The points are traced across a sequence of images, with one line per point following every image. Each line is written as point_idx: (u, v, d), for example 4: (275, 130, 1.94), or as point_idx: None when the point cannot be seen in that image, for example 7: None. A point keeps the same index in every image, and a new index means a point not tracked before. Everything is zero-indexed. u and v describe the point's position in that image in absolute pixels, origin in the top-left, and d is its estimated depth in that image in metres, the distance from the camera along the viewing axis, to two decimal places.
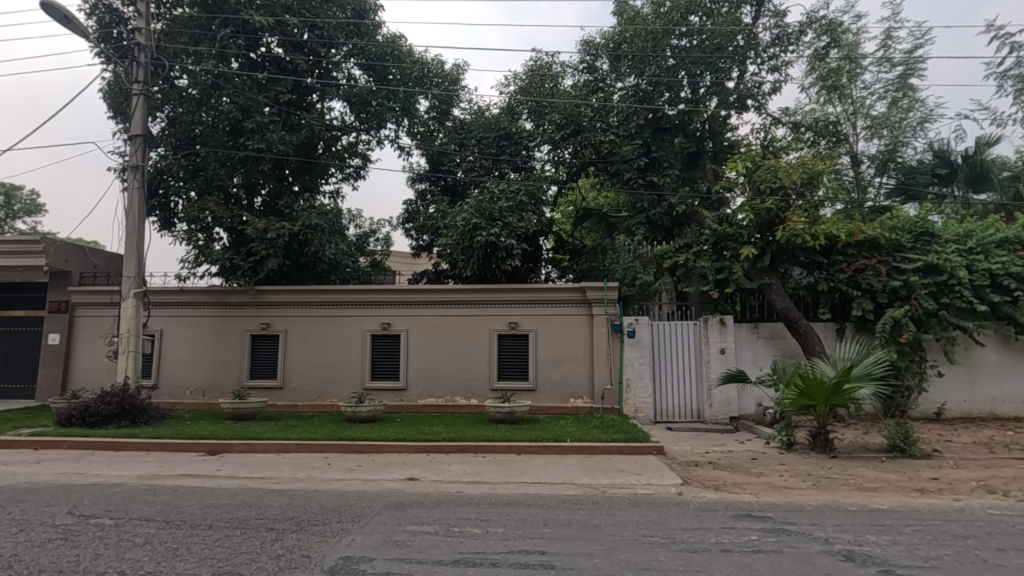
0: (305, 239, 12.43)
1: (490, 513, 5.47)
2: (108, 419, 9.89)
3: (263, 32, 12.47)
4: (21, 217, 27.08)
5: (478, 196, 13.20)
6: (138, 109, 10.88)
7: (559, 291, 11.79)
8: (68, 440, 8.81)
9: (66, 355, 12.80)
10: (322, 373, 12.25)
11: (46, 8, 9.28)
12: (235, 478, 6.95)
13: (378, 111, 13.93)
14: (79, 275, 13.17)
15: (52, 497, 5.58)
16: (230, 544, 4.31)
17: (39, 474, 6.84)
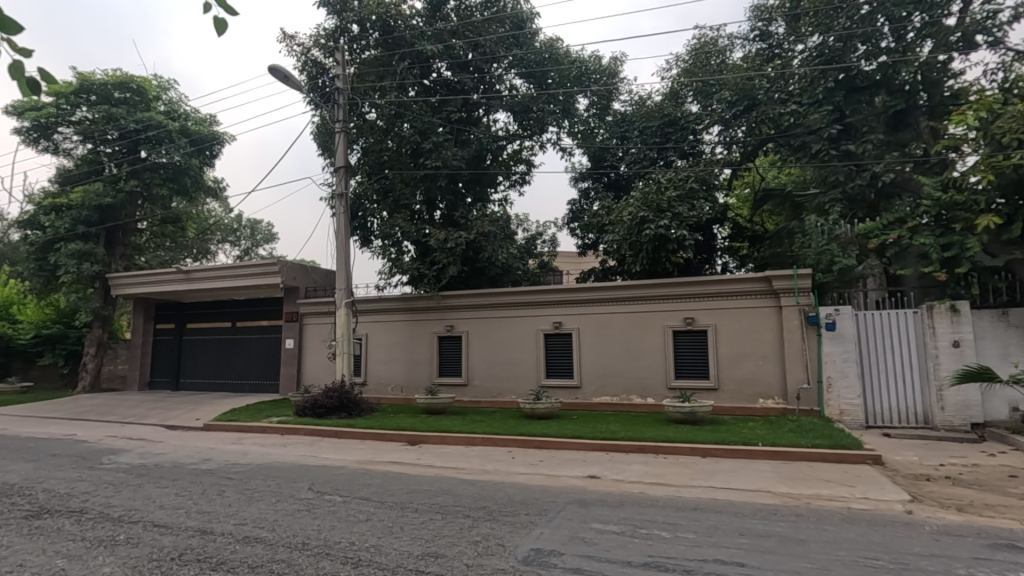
0: (480, 246, 13.43)
1: (677, 516, 5.24)
2: (332, 410, 11.64)
3: (434, 58, 13.60)
4: (262, 244, 33.43)
5: (645, 188, 12.78)
6: (341, 145, 12.65)
7: (740, 282, 10.88)
8: (304, 428, 10.56)
9: (299, 357, 15.39)
10: (501, 371, 12.94)
11: (272, 71, 11.27)
12: (432, 467, 7.67)
13: (540, 116, 14.37)
14: (305, 290, 15.75)
15: (298, 474, 6.74)
16: (434, 526, 4.76)
17: (287, 455, 8.32)
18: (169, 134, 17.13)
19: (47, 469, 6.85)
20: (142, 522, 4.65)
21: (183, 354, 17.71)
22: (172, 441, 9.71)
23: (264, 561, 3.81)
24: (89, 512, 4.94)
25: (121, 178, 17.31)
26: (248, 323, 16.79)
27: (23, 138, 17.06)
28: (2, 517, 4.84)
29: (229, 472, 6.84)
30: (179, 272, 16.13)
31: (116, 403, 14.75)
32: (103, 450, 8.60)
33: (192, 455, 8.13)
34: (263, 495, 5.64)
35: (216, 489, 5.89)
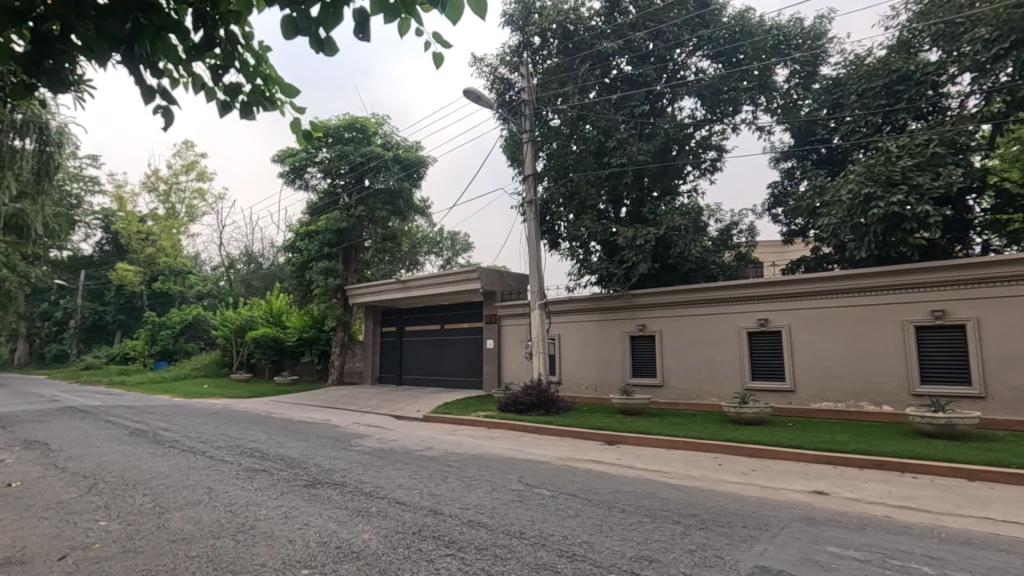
0: (671, 241, 12.93)
1: (943, 550, 4.34)
2: (531, 407, 12.23)
3: (614, 56, 13.53)
4: (461, 253, 36.74)
5: (868, 160, 10.95)
6: (529, 154, 13.29)
7: (1013, 264, 8.72)
8: (508, 422, 11.27)
9: (499, 356, 16.50)
10: (699, 372, 12.23)
11: (466, 94, 12.30)
12: (634, 468, 7.56)
13: (731, 97, 13.31)
14: (501, 293, 16.87)
15: (507, 466, 7.21)
16: (645, 530, 4.66)
17: (495, 448, 8.95)
18: (385, 162, 20.09)
19: (315, 447, 8.41)
20: (387, 498, 5.41)
21: (403, 354, 20.29)
22: (401, 429, 11.16)
23: (488, 545, 4.12)
24: (347, 486, 5.92)
25: (352, 206, 20.46)
26: (455, 326, 18.56)
27: (285, 180, 21.26)
28: (290, 484, 6.06)
29: (449, 460, 7.60)
30: (398, 282, 18.47)
31: (357, 395, 17.51)
32: (351, 434, 10.27)
33: (418, 443, 9.24)
34: (480, 483, 6.15)
35: (441, 474, 6.60)
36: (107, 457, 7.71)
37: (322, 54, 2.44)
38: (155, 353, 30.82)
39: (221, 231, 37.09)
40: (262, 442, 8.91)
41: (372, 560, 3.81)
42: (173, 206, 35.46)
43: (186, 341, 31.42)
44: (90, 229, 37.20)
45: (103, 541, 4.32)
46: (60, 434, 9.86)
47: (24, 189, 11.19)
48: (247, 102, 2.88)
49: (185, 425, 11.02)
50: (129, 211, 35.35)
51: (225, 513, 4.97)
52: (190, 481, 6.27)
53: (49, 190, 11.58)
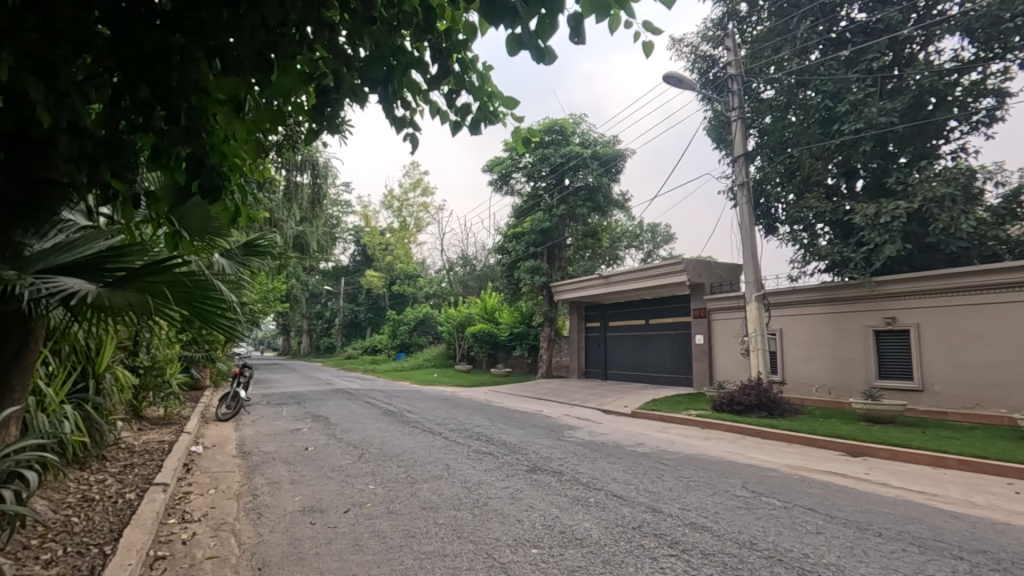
0: (930, 215, 10.71)
1: None
2: (750, 408, 11.20)
3: (842, 6, 11.80)
4: (662, 245, 35.54)
5: None
6: (738, 133, 12.26)
7: None
8: (725, 424, 10.52)
9: (710, 353, 15.53)
10: (977, 375, 9.85)
11: (666, 79, 11.84)
12: (888, 486, 6.40)
13: (1018, 25, 10.42)
14: (710, 286, 15.86)
15: (728, 470, 6.73)
16: (913, 561, 3.91)
17: (713, 449, 8.44)
18: (584, 161, 20.50)
19: (532, 436, 8.94)
20: (605, 491, 5.49)
21: (608, 348, 20.38)
22: (610, 423, 11.24)
23: (715, 551, 3.90)
24: (565, 475, 6.16)
25: (554, 206, 21.24)
26: (660, 320, 18.03)
27: (494, 188, 23.06)
28: (513, 468, 6.54)
29: (663, 458, 7.40)
30: (600, 277, 18.60)
31: (565, 388, 18.15)
32: (563, 425, 10.67)
33: (629, 438, 9.19)
34: (699, 485, 5.84)
35: (656, 472, 6.46)
36: (369, 432, 9.30)
37: (542, 63, 2.57)
38: (396, 346, 36.13)
39: (442, 238, 41.79)
40: (486, 428, 9.79)
41: (595, 549, 3.91)
42: (405, 220, 41.12)
43: (418, 335, 36.19)
44: (346, 244, 45.25)
45: (373, 501, 5.22)
46: (336, 411, 12.21)
47: (305, 216, 14.14)
48: (474, 118, 3.19)
49: (424, 409, 12.70)
50: (373, 226, 42.01)
51: (462, 489, 5.58)
52: (432, 457, 7.21)
53: (321, 214, 14.40)
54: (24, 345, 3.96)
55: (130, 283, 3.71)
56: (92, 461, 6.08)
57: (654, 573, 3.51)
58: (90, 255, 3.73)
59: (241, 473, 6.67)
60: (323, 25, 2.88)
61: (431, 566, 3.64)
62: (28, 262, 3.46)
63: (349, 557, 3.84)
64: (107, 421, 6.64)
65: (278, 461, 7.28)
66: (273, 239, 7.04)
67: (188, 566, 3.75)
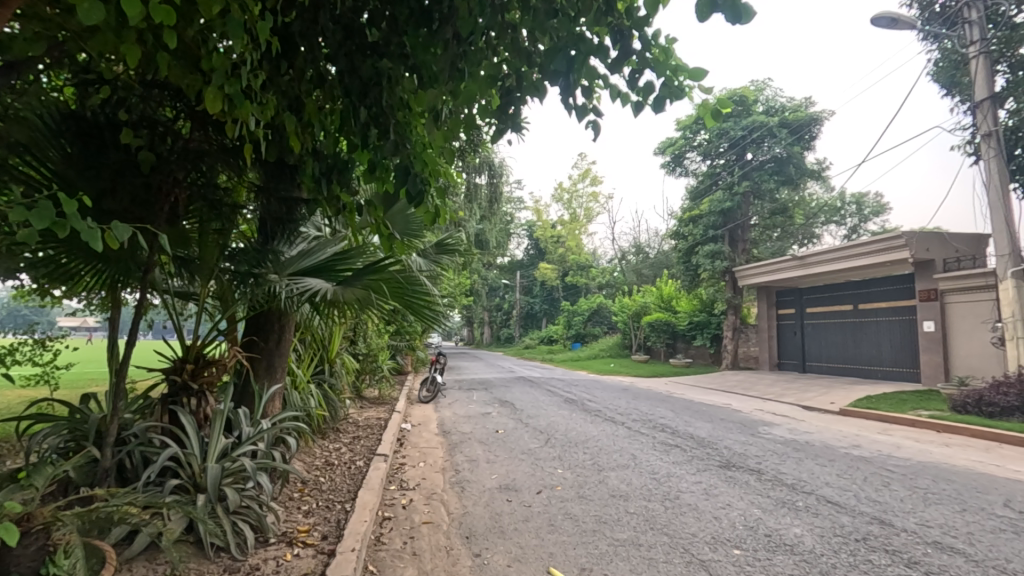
0: None
1: None
2: (1009, 411, 9.06)
3: None
4: (871, 217, 30.40)
5: None
6: (980, 72, 10.06)
7: None
8: (970, 428, 8.66)
9: (944, 343, 12.94)
10: None
11: (876, 22, 10.09)
12: None
13: None
14: (942, 262, 13.22)
15: (980, 484, 5.54)
16: None
17: (957, 458, 7.01)
18: (770, 130, 18.52)
19: (723, 430, 8.40)
20: (816, 495, 4.92)
21: (806, 337, 18.21)
22: (815, 421, 10.03)
23: None
24: (765, 474, 5.67)
25: (735, 183, 19.57)
26: (875, 305, 15.55)
27: (667, 170, 22.04)
28: (704, 462, 6.22)
29: (888, 464, 6.37)
30: (794, 258, 16.65)
31: (755, 381, 16.71)
32: (758, 421, 9.82)
33: (841, 439, 8.10)
34: (941, 499, 4.90)
35: (880, 479, 5.58)
36: (553, 419, 9.61)
37: (739, 24, 2.35)
38: (572, 336, 36.79)
39: (613, 227, 41.34)
40: (670, 420, 9.47)
41: (809, 558, 3.52)
42: (575, 211, 41.46)
43: (592, 325, 36.43)
44: (520, 239, 47.24)
45: (564, 484, 5.39)
46: (521, 398, 12.88)
47: (485, 214, 15.08)
48: (658, 96, 3.05)
49: (604, 398, 12.75)
50: (545, 220, 43.19)
51: (651, 480, 5.46)
52: (618, 446, 7.21)
53: (499, 211, 15.26)
54: (282, 334, 4.97)
55: (357, 281, 4.34)
56: (330, 432, 7.28)
57: None
58: (324, 260, 4.44)
59: (443, 450, 7.42)
60: (507, 27, 3.00)
61: (626, 554, 3.63)
62: (283, 266, 4.24)
63: (546, 536, 4.01)
64: (339, 400, 7.86)
65: (474, 441, 7.91)
66: (460, 238, 7.61)
67: (409, 527, 4.27)
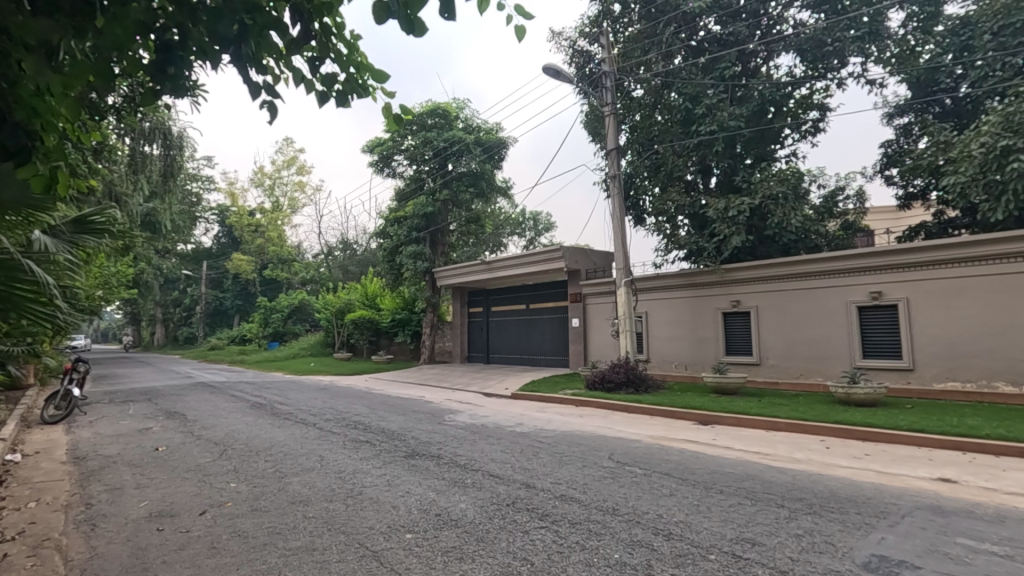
0: (768, 210, 12.20)
1: None
2: (620, 385, 12.07)
3: (702, 16, 12.96)
4: (544, 233, 36.64)
5: (1005, 106, 9.57)
6: (611, 127, 13.05)
7: None
8: (596, 401, 11.22)
9: (585, 335, 16.44)
10: (803, 350, 11.49)
11: (546, 70, 12.14)
12: (731, 449, 7.13)
13: (836, 49, 12.26)
14: (586, 272, 16.75)
15: (597, 444, 7.18)
16: (745, 512, 4.40)
17: (587, 426, 8.95)
18: (467, 146, 20.44)
19: (412, 421, 8.87)
20: (482, 471, 5.60)
21: (490, 333, 20.76)
22: (492, 406, 11.49)
23: (582, 519, 4.14)
24: (444, 458, 6.20)
25: (437, 190, 20.99)
26: (541, 305, 18.71)
27: (374, 169, 22.20)
28: (391, 454, 6.44)
29: (540, 437, 7.72)
30: (483, 263, 18.75)
31: (448, 373, 18.24)
32: (445, 410, 10.71)
33: (509, 420, 9.46)
34: (571, 460, 6.17)
35: (532, 450, 6.71)
36: (234, 427, 8.62)
37: (412, 35, 2.49)
38: (268, 335, 33.67)
39: (319, 220, 39.62)
40: (365, 416, 9.54)
41: (469, 528, 3.97)
42: (277, 199, 38.24)
43: (293, 324, 34.18)
44: (208, 224, 41.10)
45: (235, 499, 4.85)
46: (196, 406, 11.16)
47: (155, 190, 12.56)
48: (343, 90, 3.02)
49: (297, 399, 12.04)
50: (241, 205, 38.60)
51: (336, 480, 5.38)
52: (305, 449, 6.88)
53: (175, 190, 12.91)
54: None
55: None
56: None
57: (524, 545, 3.65)
58: None
59: (73, 480, 5.85)
60: None
61: (296, 562, 3.46)
62: None
63: (204, 562, 3.53)
64: None
65: (122, 464, 6.48)
66: (111, 215, 6.15)
67: None
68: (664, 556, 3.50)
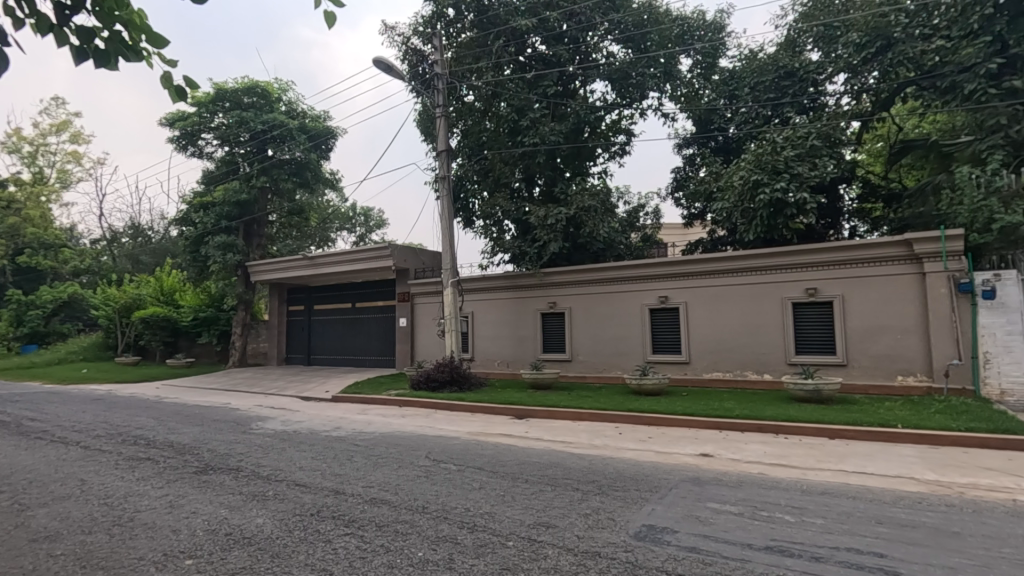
0: (581, 221, 13.36)
1: (802, 500, 4.72)
2: (444, 384, 12.22)
3: (529, 34, 13.71)
4: (375, 230, 35.58)
5: (757, 149, 11.82)
6: (442, 129, 13.12)
7: (873, 248, 9.85)
8: (420, 400, 11.22)
9: (412, 335, 16.35)
10: (607, 347, 12.84)
11: (376, 63, 11.80)
12: (541, 440, 7.67)
13: (639, 82, 13.94)
14: (414, 271, 16.64)
15: (416, 444, 7.18)
16: (545, 498, 4.77)
17: (408, 426, 8.89)
18: (290, 132, 18.81)
19: (211, 432, 7.93)
20: (286, 481, 5.23)
21: (312, 332, 19.52)
22: (308, 410, 10.79)
23: (389, 521, 4.10)
24: (243, 470, 5.64)
25: (253, 176, 19.11)
26: (367, 304, 18.09)
27: (175, 146, 19.39)
28: (178, 471, 5.68)
29: (356, 440, 7.45)
30: (305, 258, 17.56)
31: (260, 377, 16.68)
32: (253, 417, 9.78)
33: (325, 424, 8.98)
34: (386, 462, 6.07)
35: (346, 454, 6.46)
36: None
37: None
38: (22, 336, 27.31)
39: (101, 200, 33.42)
40: (150, 429, 8.27)
41: (264, 544, 3.69)
42: (40, 170, 31.37)
43: (60, 323, 28.30)
44: None
45: None
46: None
47: None
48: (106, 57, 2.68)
49: (59, 413, 9.99)
50: None
51: (101, 507, 4.58)
52: (59, 473, 5.71)
53: None
54: None
55: None
56: None
57: (325, 555, 3.50)
58: None
59: None
60: None
61: None
62: None
63: None
64: None
65: None
66: None
67: None
68: (466, 548, 3.62)
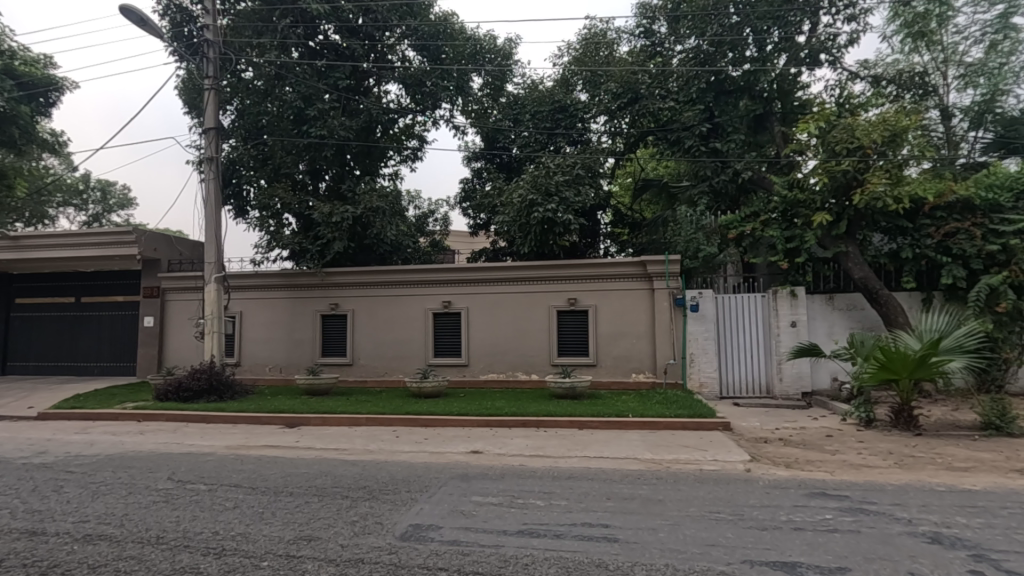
0: (369, 222, 13.01)
1: (553, 485, 5.35)
2: (199, 394, 10.71)
3: (321, 19, 12.92)
4: (116, 210, 29.47)
5: (534, 171, 13.05)
6: (210, 103, 11.53)
7: (618, 266, 11.66)
8: (165, 413, 9.64)
9: (160, 337, 13.98)
10: (389, 350, 12.77)
11: (123, 11, 9.88)
12: (311, 449, 7.24)
13: (432, 91, 14.22)
14: (167, 262, 14.23)
15: (155, 464, 6.14)
16: (310, 510, 4.53)
17: (146, 444, 7.55)
18: None
19: None
20: None
21: (10, 332, 15.28)
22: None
23: (109, 560, 3.45)
24: None
25: None
26: (96, 299, 14.84)
27: None
28: None
29: (68, 465, 6.07)
30: (6, 237, 13.82)
31: None
32: None
33: (22, 449, 7.10)
34: (111, 489, 5.08)
35: (51, 485, 5.21)
36: None
37: None
38: None
39: None
40: None
41: None
42: None
43: None
44: None
45: None
46: None
47: None
48: None
49: None
50: None
51: None
52: None
53: None
54: None
55: None
56: None
57: None
58: None
59: None
60: None
61: None
62: None
63: None
64: None
65: None
66: None
67: None
68: None
